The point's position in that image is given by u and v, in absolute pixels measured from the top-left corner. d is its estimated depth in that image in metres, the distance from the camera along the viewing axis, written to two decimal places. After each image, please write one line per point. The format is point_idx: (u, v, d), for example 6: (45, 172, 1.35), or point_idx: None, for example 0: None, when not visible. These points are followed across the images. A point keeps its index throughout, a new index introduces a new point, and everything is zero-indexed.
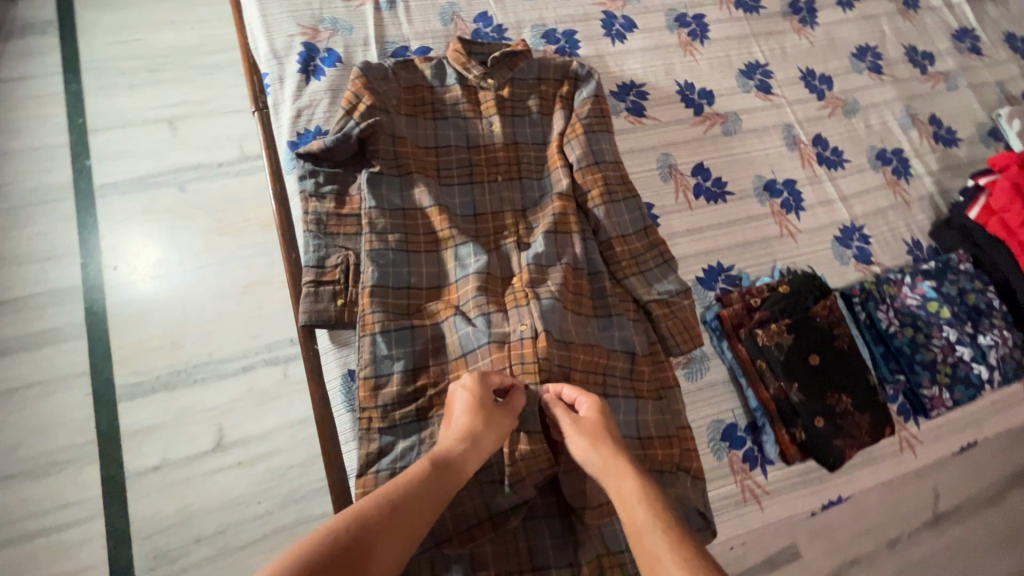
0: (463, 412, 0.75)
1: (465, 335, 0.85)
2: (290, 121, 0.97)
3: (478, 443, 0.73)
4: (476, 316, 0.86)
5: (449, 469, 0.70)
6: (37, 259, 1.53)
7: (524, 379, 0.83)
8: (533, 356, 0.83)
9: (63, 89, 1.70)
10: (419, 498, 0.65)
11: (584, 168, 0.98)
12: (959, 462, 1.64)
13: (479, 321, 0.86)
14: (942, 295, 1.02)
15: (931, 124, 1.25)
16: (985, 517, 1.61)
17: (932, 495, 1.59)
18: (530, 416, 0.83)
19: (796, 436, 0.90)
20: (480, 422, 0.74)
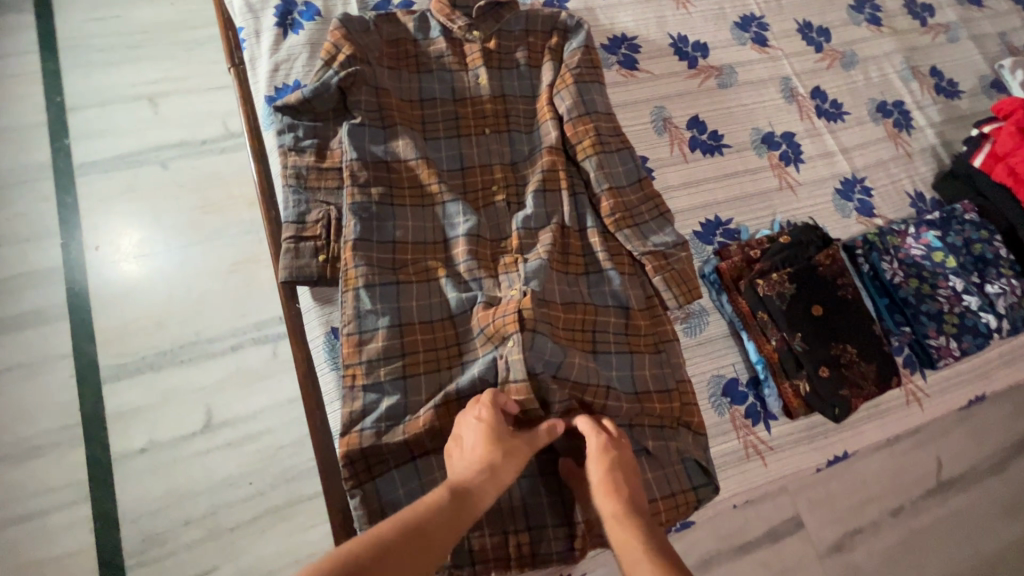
0: (479, 440, 0.69)
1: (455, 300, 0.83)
2: (267, 75, 0.93)
3: (497, 473, 0.68)
4: (468, 279, 0.85)
5: (469, 500, 0.64)
6: (15, 241, 1.48)
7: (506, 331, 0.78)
8: (514, 309, 0.78)
9: (38, 67, 1.64)
10: (440, 527, 0.60)
11: (575, 118, 0.93)
12: (964, 429, 1.61)
13: (472, 286, 0.85)
14: (947, 244, 0.99)
15: (932, 76, 1.22)
16: (991, 483, 1.58)
17: (937, 462, 1.57)
18: (514, 368, 0.77)
19: (799, 388, 0.86)
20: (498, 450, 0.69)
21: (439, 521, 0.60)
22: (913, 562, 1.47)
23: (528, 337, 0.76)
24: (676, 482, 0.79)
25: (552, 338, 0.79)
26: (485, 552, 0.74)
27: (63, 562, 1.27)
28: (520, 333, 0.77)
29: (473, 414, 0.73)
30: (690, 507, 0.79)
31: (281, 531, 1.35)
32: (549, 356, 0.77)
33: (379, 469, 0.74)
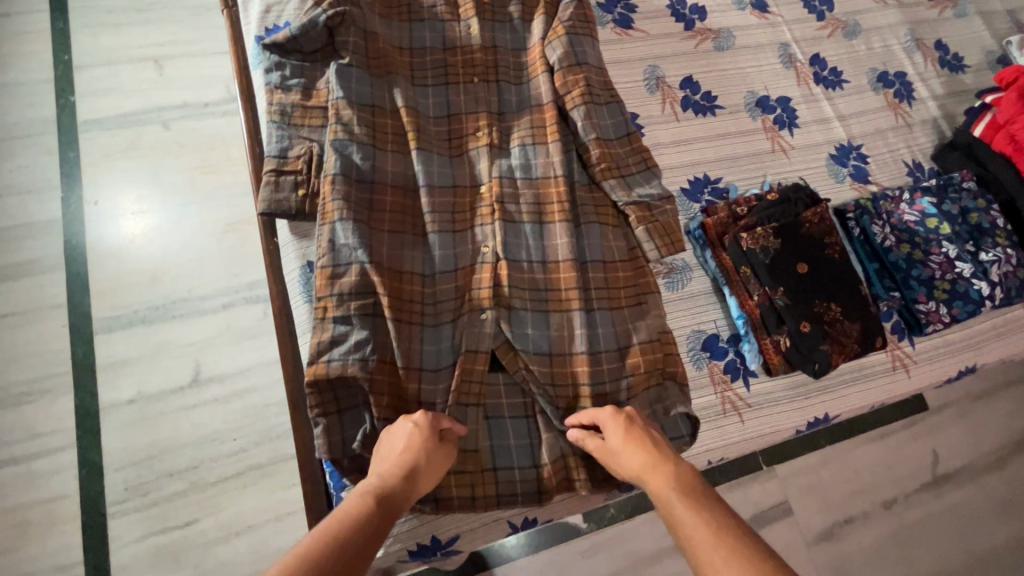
0: (407, 443, 0.67)
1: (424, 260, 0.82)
2: (259, 17, 0.94)
3: (419, 476, 0.65)
4: (436, 230, 0.83)
5: (389, 505, 0.61)
6: (17, 192, 1.50)
7: (480, 302, 0.80)
8: (491, 281, 0.81)
9: (47, 25, 1.66)
10: (366, 531, 0.57)
11: (564, 69, 0.92)
12: (962, 422, 1.58)
13: (434, 239, 0.83)
14: (942, 211, 0.96)
15: (937, 49, 1.19)
16: (987, 478, 1.54)
17: (932, 455, 1.53)
18: (483, 335, 0.79)
19: (780, 344, 0.84)
20: (423, 455, 0.67)
21: (361, 523, 0.57)
22: (902, 553, 1.44)
23: (500, 310, 0.80)
24: None
25: (530, 308, 0.81)
26: (449, 488, 0.74)
27: (47, 506, 1.28)
28: (495, 308, 0.80)
29: (404, 416, 0.70)
30: None
31: (263, 487, 1.35)
32: (528, 328, 0.80)
33: (347, 401, 0.75)
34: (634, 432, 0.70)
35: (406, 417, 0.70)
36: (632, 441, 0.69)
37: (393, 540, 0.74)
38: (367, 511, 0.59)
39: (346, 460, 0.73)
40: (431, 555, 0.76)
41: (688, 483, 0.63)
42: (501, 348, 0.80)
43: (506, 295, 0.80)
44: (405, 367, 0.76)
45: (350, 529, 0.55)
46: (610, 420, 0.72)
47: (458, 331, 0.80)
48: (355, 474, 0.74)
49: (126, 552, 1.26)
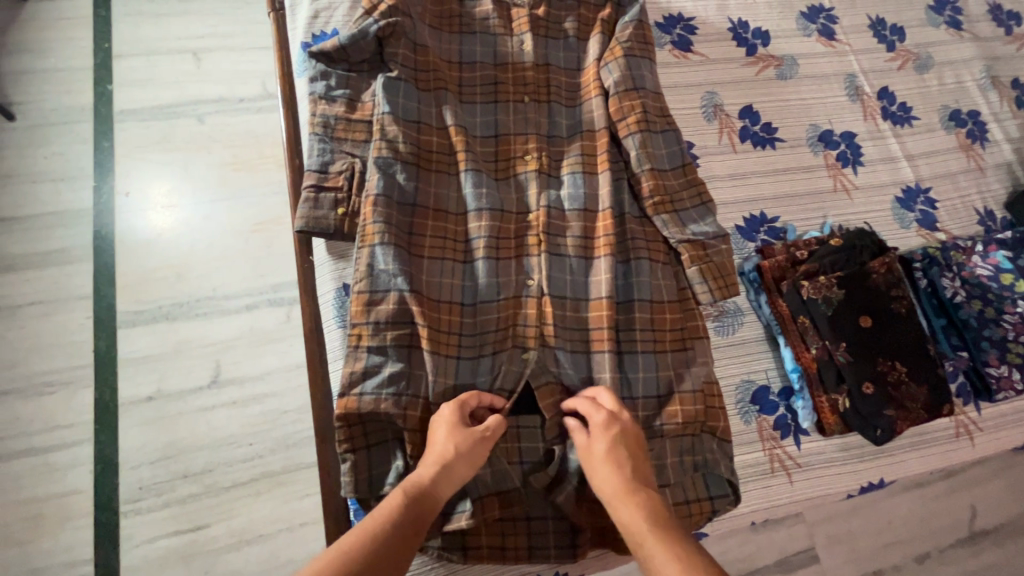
0: (437, 439, 0.66)
1: (468, 286, 0.78)
2: (306, 23, 0.91)
3: (455, 465, 0.64)
4: (481, 256, 0.79)
5: (426, 503, 0.61)
6: (50, 179, 1.50)
7: (524, 342, 0.76)
8: (535, 320, 0.77)
9: (89, 13, 1.66)
10: (396, 534, 0.57)
11: (621, 93, 0.87)
12: (1004, 478, 1.49)
13: (483, 264, 0.78)
14: (1018, 267, 0.89)
15: (1013, 88, 1.12)
16: None
17: (970, 511, 1.45)
18: (515, 375, 0.75)
19: (837, 403, 0.79)
20: (455, 449, 0.65)
21: (396, 524, 0.58)
22: None
23: (543, 354, 0.76)
24: (690, 490, 0.75)
25: (569, 349, 0.77)
26: (478, 537, 0.71)
27: (61, 500, 1.27)
28: (538, 348, 0.76)
29: (436, 414, 0.69)
30: (704, 517, 0.74)
31: (277, 496, 1.33)
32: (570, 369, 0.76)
33: (376, 438, 0.71)
34: (615, 450, 0.65)
35: (446, 408, 0.68)
36: (611, 460, 0.65)
37: None
38: (399, 511, 0.59)
39: (373, 501, 0.70)
40: None
41: (660, 515, 0.59)
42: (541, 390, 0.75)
43: (549, 333, 0.76)
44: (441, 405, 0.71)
45: (383, 534, 0.56)
46: (599, 429, 0.67)
47: (497, 364, 0.76)
48: None
49: (137, 553, 1.25)
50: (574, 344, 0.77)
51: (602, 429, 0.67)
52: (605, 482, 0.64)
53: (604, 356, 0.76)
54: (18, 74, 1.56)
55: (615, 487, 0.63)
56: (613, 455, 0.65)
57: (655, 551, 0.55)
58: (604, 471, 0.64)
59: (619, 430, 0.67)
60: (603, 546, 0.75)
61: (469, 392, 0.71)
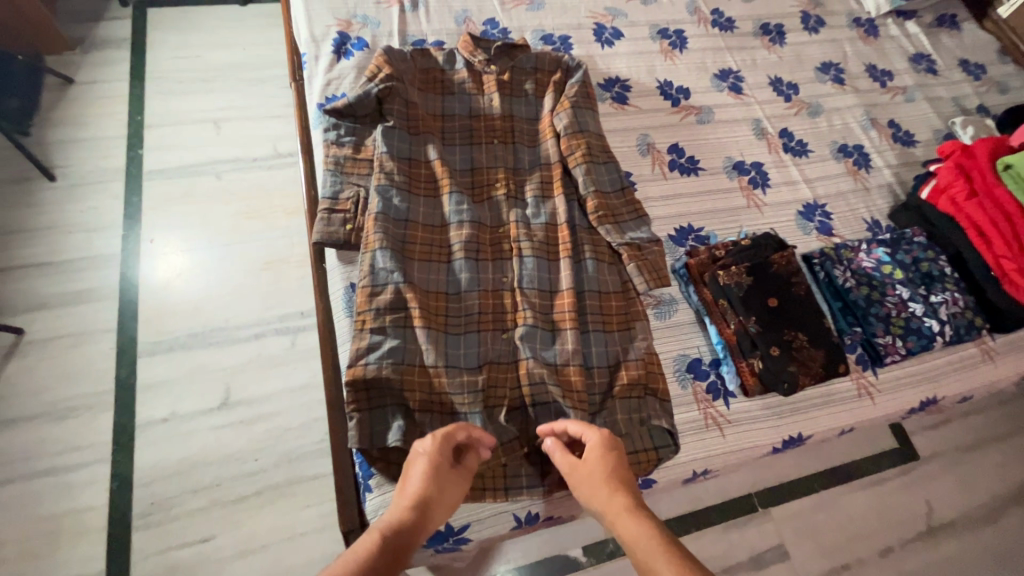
0: (422, 473, 0.72)
1: (452, 282, 0.97)
2: (320, 88, 1.15)
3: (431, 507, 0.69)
4: (462, 258, 0.98)
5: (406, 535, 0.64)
6: (84, 230, 1.70)
7: (499, 323, 0.95)
8: (509, 308, 0.96)
9: (127, 92, 1.95)
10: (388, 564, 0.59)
11: (569, 134, 1.11)
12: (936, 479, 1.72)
13: (462, 264, 0.98)
14: (896, 260, 1.10)
15: (889, 127, 1.39)
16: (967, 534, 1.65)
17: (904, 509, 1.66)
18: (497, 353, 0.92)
19: (754, 366, 0.96)
20: (434, 485, 0.71)
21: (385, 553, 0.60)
22: None
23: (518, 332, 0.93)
24: (640, 441, 0.90)
25: (536, 326, 0.94)
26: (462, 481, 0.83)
27: (76, 517, 1.36)
28: (513, 329, 0.95)
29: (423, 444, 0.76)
30: (651, 464, 0.89)
31: (281, 507, 1.43)
32: (543, 345, 0.93)
33: (377, 401, 0.86)
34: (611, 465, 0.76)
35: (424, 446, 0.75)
36: (611, 472, 0.75)
37: None
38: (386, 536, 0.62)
39: (375, 451, 0.84)
40: (442, 541, 0.83)
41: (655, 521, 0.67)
42: (514, 364, 0.92)
43: (522, 317, 0.94)
44: (434, 366, 0.88)
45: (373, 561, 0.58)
46: (595, 446, 0.78)
47: (480, 341, 0.93)
48: (381, 463, 0.84)
49: (146, 565, 1.33)
50: (545, 325, 0.96)
51: (598, 450, 0.78)
52: (597, 497, 0.73)
53: (567, 333, 0.94)
54: (62, 143, 1.82)
55: (614, 505, 0.71)
56: (597, 470, 0.75)
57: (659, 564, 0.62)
58: (592, 486, 0.75)
59: (614, 452, 0.78)
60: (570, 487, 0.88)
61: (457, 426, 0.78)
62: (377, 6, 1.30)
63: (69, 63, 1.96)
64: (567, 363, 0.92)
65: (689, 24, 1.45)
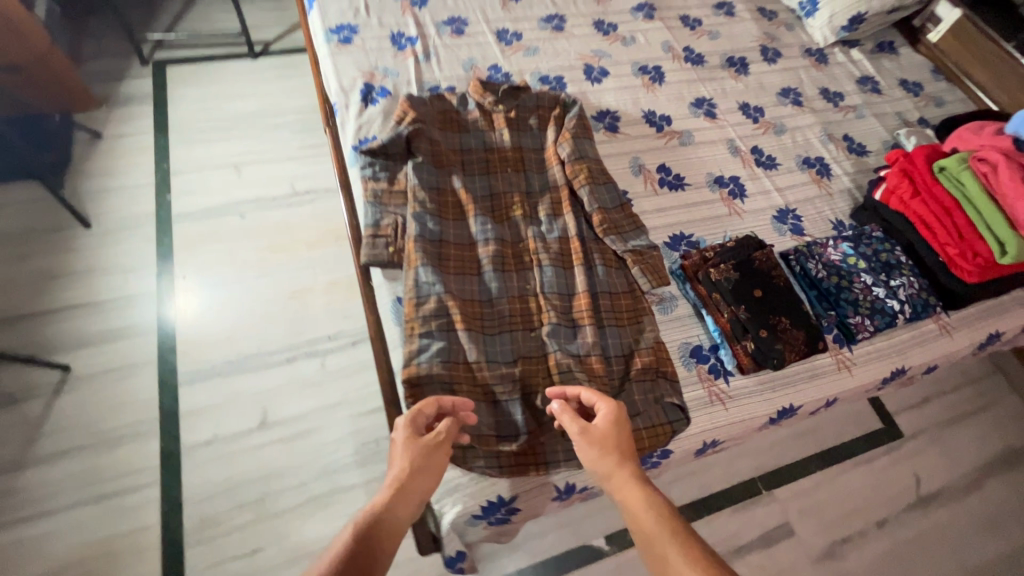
0: (400, 454, 0.83)
1: (483, 291, 1.12)
2: (354, 132, 1.32)
3: (413, 481, 0.81)
4: (490, 270, 1.13)
5: (387, 513, 0.76)
6: (121, 272, 1.83)
7: (527, 324, 1.10)
8: (535, 310, 1.11)
9: (152, 143, 2.11)
10: (372, 544, 0.71)
11: (573, 161, 1.29)
12: (921, 455, 1.87)
13: (491, 274, 1.13)
14: (859, 252, 1.29)
15: (845, 140, 1.60)
16: (953, 503, 1.80)
17: (894, 483, 1.81)
18: (528, 350, 1.07)
19: (747, 347, 1.12)
20: (412, 461, 0.82)
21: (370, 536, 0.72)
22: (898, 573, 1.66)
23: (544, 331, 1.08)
24: (656, 417, 1.04)
25: (559, 324, 1.09)
26: (509, 455, 0.97)
27: (131, 538, 1.44)
28: (540, 328, 1.09)
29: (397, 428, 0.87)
30: (667, 436, 1.03)
31: (323, 517, 1.53)
32: (566, 339, 1.08)
33: (430, 394, 0.99)
34: (618, 434, 0.90)
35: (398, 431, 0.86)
36: (616, 442, 0.89)
37: (465, 499, 0.94)
38: (369, 521, 0.74)
39: None
40: (496, 511, 0.96)
41: (651, 488, 0.83)
42: (543, 357, 1.06)
43: (546, 317, 1.09)
44: (478, 361, 1.02)
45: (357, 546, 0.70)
46: (608, 415, 0.91)
47: (512, 339, 1.08)
48: None
49: None
50: (567, 322, 1.11)
51: (610, 419, 0.90)
52: (603, 460, 0.87)
53: (587, 328, 1.09)
54: (95, 193, 1.96)
55: (621, 472, 0.85)
56: (611, 437, 0.88)
57: (657, 526, 0.77)
58: (602, 450, 0.87)
59: (622, 423, 0.92)
60: None
61: (422, 403, 0.90)
62: (395, 58, 1.48)
63: (97, 120, 2.12)
64: (588, 353, 1.07)
65: (666, 61, 1.67)
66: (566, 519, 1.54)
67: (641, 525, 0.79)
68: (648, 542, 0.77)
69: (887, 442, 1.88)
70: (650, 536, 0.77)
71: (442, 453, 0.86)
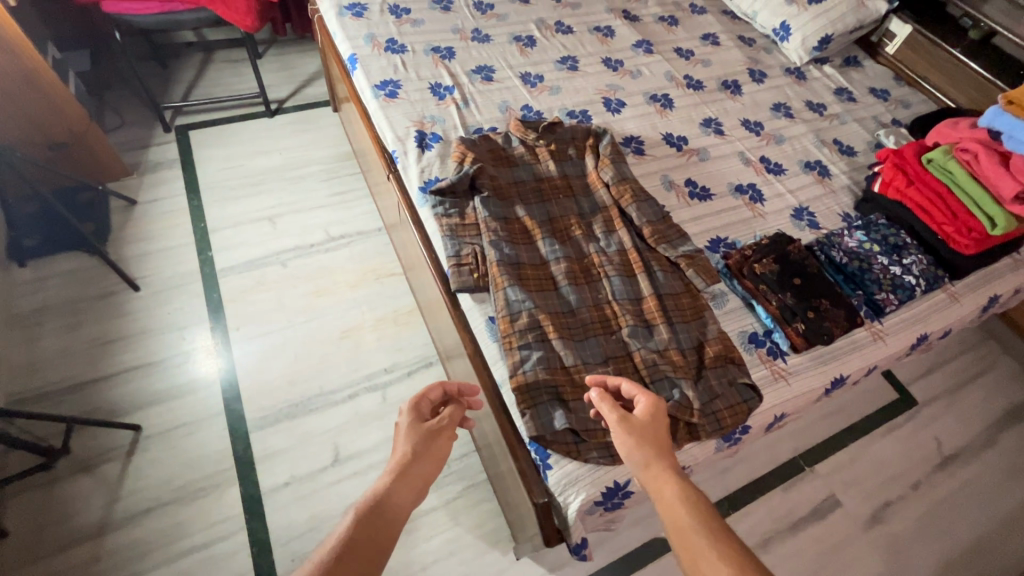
0: (404, 439, 1.02)
1: (563, 303, 1.25)
2: (418, 175, 1.45)
3: (418, 459, 0.98)
4: (566, 284, 1.27)
5: (400, 483, 0.92)
6: (175, 329, 1.88)
7: (607, 328, 1.23)
8: (612, 316, 1.25)
9: (186, 204, 2.18)
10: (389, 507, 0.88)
11: (617, 183, 1.45)
12: (937, 419, 2.05)
13: (569, 288, 1.26)
14: (872, 238, 1.48)
15: (836, 144, 1.82)
16: (973, 459, 1.98)
17: (918, 447, 1.97)
18: (613, 351, 1.20)
19: (798, 328, 1.27)
20: (415, 445, 1.00)
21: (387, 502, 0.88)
22: (938, 529, 1.81)
23: (624, 333, 1.22)
24: (734, 397, 1.17)
25: (636, 325, 1.23)
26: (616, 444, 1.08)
27: None
28: (620, 331, 1.23)
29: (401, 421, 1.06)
30: (746, 413, 1.16)
31: None
32: (644, 338, 1.21)
33: (538, 398, 1.10)
34: (654, 426, 0.98)
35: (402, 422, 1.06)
36: (650, 432, 0.97)
37: (587, 488, 1.04)
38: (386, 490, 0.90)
39: (547, 435, 1.07)
40: (614, 496, 1.07)
41: (682, 479, 0.89)
42: (627, 356, 1.20)
43: (624, 321, 1.23)
44: (575, 364, 1.15)
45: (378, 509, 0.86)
46: (647, 408, 1.00)
47: (599, 343, 1.20)
48: (554, 445, 1.06)
49: None
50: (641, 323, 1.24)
51: (648, 412, 0.99)
52: (639, 447, 0.94)
53: (660, 326, 1.23)
54: (138, 256, 2.02)
55: (656, 461, 0.92)
56: (649, 428, 0.97)
57: (685, 513, 0.83)
58: (639, 439, 0.95)
59: (658, 417, 1.00)
60: (694, 438, 1.13)
61: (419, 394, 1.10)
62: (439, 106, 1.64)
63: (129, 187, 2.19)
64: (667, 348, 1.20)
65: (671, 89, 1.87)
66: (639, 515, 1.64)
67: (671, 511, 0.84)
68: (676, 529, 0.82)
69: (905, 411, 2.06)
70: (678, 522, 0.82)
71: (442, 439, 1.05)
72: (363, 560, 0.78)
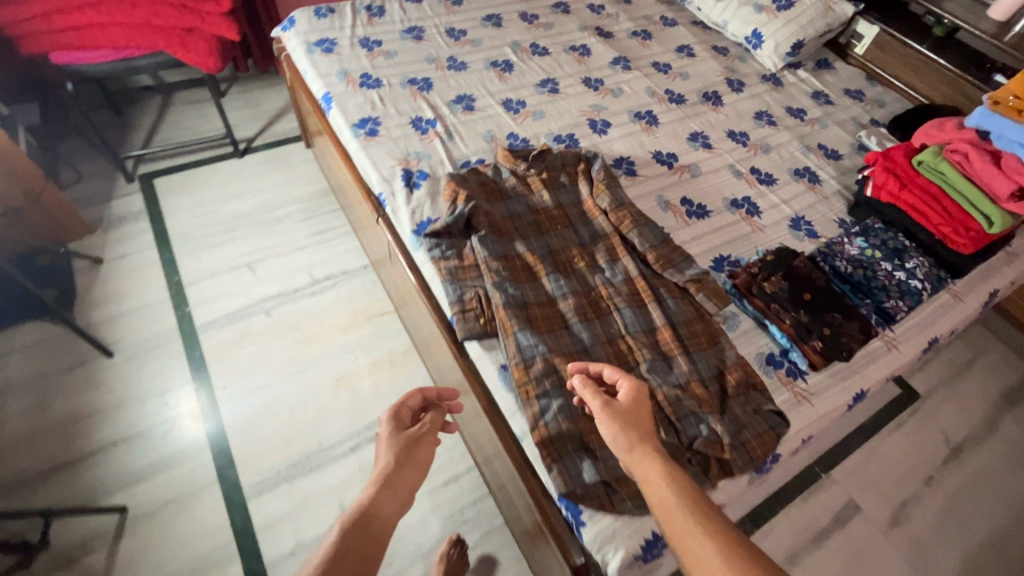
0: (386, 448, 1.00)
1: (576, 341, 1.20)
2: (408, 217, 1.39)
3: (401, 466, 0.97)
4: (576, 321, 1.21)
5: (386, 491, 0.91)
6: (156, 396, 1.76)
7: (624, 364, 1.18)
8: (627, 350, 1.20)
9: (157, 258, 2.06)
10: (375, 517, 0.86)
11: (615, 209, 1.41)
12: (940, 411, 2.06)
13: (580, 325, 1.21)
14: (872, 244, 1.47)
15: (821, 149, 1.83)
16: (979, 448, 1.99)
17: (926, 442, 1.98)
18: None
19: (815, 346, 1.25)
20: (398, 452, 0.99)
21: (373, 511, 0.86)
22: (956, 525, 1.81)
23: (642, 368, 1.17)
24: (761, 425, 1.13)
25: (654, 359, 1.18)
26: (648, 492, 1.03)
27: None
28: (638, 366, 1.18)
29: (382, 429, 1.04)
30: (775, 441, 1.12)
31: None
32: (664, 372, 1.16)
33: (562, 450, 1.05)
34: (638, 410, 0.95)
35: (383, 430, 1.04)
36: (633, 416, 0.93)
37: (626, 543, 0.97)
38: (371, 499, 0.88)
39: (578, 490, 1.00)
40: (656, 545, 0.99)
41: (668, 462, 0.85)
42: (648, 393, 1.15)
43: (641, 355, 1.18)
44: None
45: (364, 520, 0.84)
46: (629, 392, 0.96)
47: None
48: (585, 498, 1.00)
49: None
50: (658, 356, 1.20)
51: (630, 397, 0.96)
52: (622, 431, 0.91)
53: (678, 358, 1.19)
54: (109, 320, 1.89)
55: (641, 445, 0.88)
56: (632, 411, 0.93)
57: (673, 499, 0.79)
58: (622, 423, 0.92)
59: (642, 400, 0.96)
60: (726, 475, 1.08)
61: (398, 400, 1.09)
62: (422, 141, 1.58)
63: (93, 246, 2.06)
64: (688, 380, 1.16)
65: (654, 105, 1.85)
66: None
67: (659, 499, 0.81)
68: (664, 516, 0.78)
69: (909, 406, 2.06)
70: (665, 508, 0.79)
71: (425, 445, 1.03)
72: (355, 560, 0.77)
